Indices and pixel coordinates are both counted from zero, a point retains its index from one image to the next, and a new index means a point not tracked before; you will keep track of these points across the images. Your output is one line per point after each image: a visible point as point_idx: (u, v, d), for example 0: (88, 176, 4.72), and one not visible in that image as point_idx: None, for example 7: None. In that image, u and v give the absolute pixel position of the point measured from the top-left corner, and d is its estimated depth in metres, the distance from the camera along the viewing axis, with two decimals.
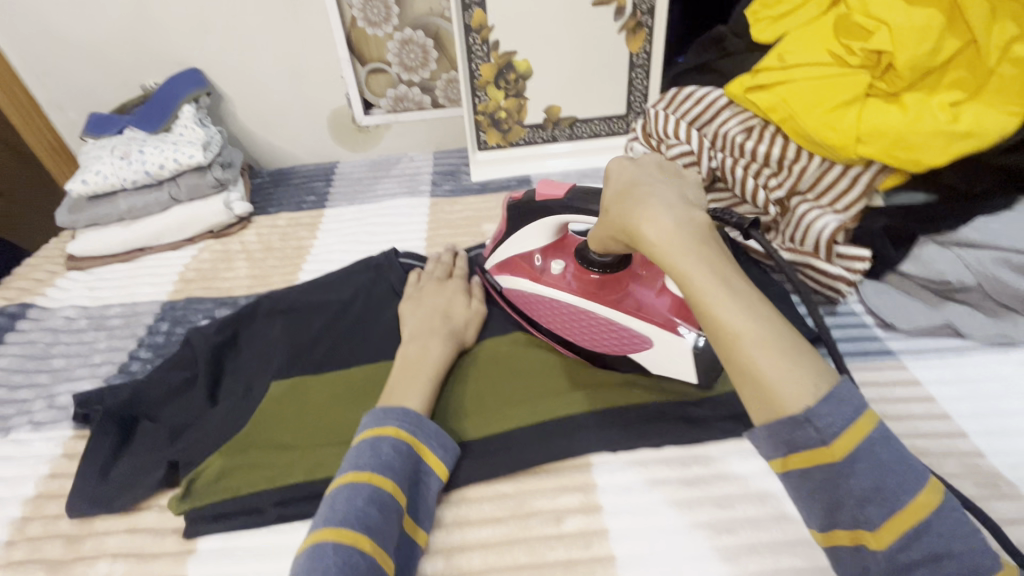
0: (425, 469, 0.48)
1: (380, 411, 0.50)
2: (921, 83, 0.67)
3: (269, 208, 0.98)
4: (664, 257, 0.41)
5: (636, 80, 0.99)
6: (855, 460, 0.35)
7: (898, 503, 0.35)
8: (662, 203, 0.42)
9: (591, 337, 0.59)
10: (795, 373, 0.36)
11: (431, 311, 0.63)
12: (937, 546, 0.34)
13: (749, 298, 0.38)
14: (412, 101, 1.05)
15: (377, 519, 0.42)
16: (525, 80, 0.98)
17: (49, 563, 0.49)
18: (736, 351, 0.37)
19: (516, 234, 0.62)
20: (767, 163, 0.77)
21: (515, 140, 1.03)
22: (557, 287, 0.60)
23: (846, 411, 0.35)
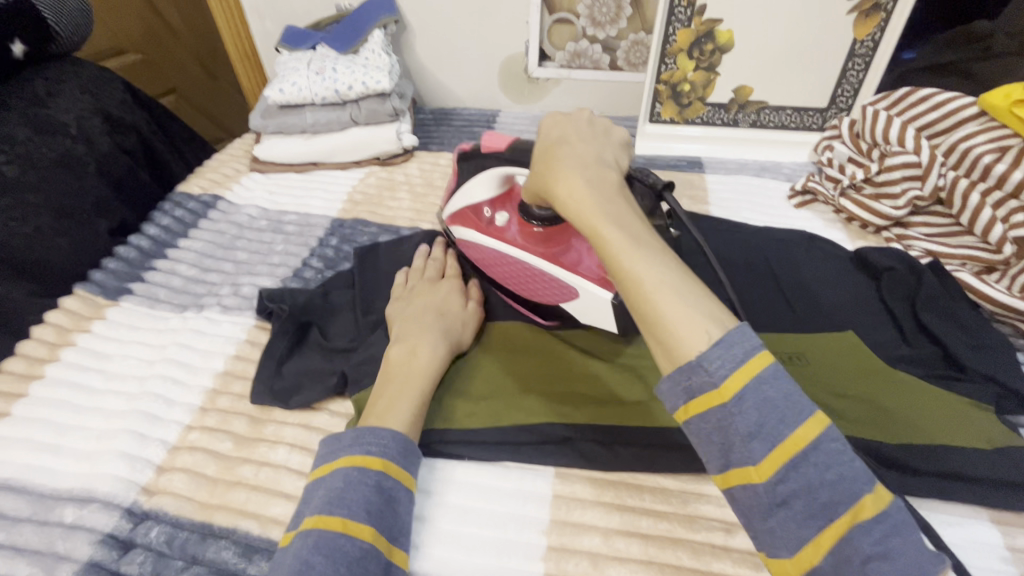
0: (391, 486, 0.45)
1: (343, 439, 0.47)
2: None
3: (431, 145, 0.99)
4: (573, 213, 0.41)
5: (850, 71, 0.87)
6: (742, 397, 0.32)
7: (780, 438, 0.31)
8: (574, 162, 0.44)
9: (530, 287, 0.61)
10: (693, 316, 0.35)
11: (424, 308, 0.59)
12: (812, 477, 0.31)
13: (649, 246, 0.38)
14: (589, 59, 1.00)
15: (326, 566, 0.38)
16: (722, 53, 0.89)
17: (237, 437, 0.54)
18: (638, 297, 0.36)
19: (462, 187, 0.65)
20: (1017, 194, 0.65)
21: (691, 117, 0.96)
22: (498, 237, 0.62)
23: (736, 351, 0.33)
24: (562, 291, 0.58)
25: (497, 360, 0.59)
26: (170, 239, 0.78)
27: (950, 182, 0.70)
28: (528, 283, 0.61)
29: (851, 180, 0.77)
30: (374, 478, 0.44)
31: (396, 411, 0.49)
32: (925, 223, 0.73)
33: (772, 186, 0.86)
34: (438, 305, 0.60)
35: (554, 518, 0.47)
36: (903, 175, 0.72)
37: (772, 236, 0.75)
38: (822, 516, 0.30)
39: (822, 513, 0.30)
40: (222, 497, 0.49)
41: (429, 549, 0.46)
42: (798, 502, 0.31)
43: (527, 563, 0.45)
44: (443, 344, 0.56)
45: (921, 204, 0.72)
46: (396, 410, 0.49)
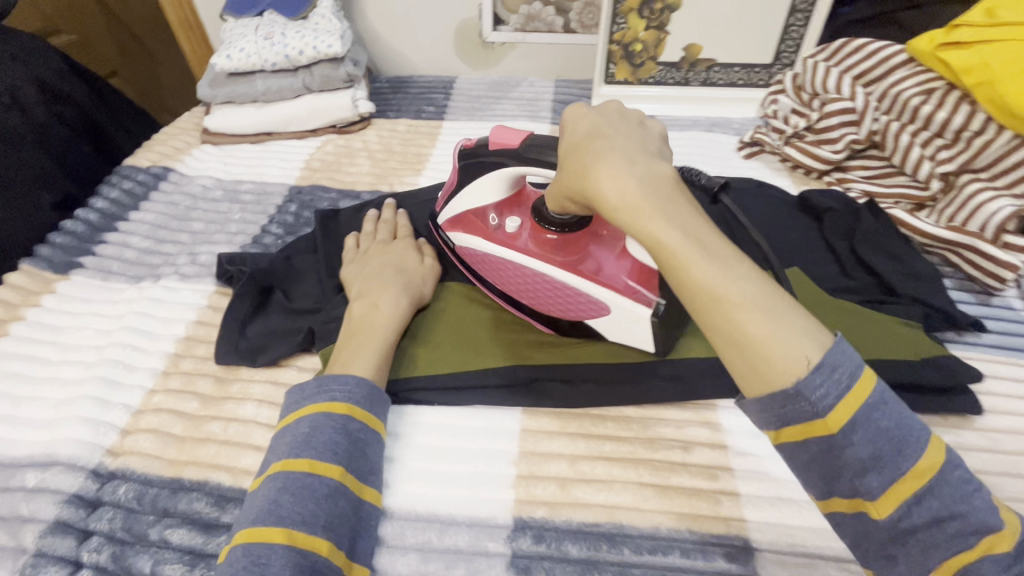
0: (357, 428, 0.45)
1: (305, 389, 0.47)
2: None
3: (388, 113, 0.98)
4: (627, 220, 0.38)
5: (793, 26, 0.91)
6: (853, 431, 0.33)
7: (901, 470, 0.33)
8: (621, 156, 0.39)
9: (549, 303, 0.55)
10: (787, 335, 0.34)
11: (382, 268, 0.59)
12: (938, 509, 0.33)
13: (722, 256, 0.37)
14: (543, 22, 1.00)
15: (293, 504, 0.40)
16: (671, 12, 0.92)
17: (202, 397, 0.53)
18: (718, 315, 0.36)
19: (464, 188, 0.58)
20: (942, 133, 0.70)
21: (644, 78, 0.99)
22: (509, 246, 0.55)
23: (840, 379, 0.34)
24: (587, 308, 0.53)
25: (463, 312, 0.60)
26: (120, 212, 0.75)
27: (882, 125, 0.74)
28: (548, 298, 0.55)
29: (794, 129, 0.81)
30: (338, 422, 0.45)
31: (363, 362, 0.50)
32: (862, 166, 0.77)
33: (722, 139, 0.89)
34: (393, 263, 0.60)
35: (522, 450, 0.49)
36: (840, 122, 0.76)
37: (724, 186, 0.78)
38: (952, 544, 0.33)
39: (947, 542, 0.33)
40: (191, 454, 0.49)
41: (401, 487, 0.47)
42: (923, 534, 0.33)
43: (497, 491, 0.47)
44: (405, 299, 0.56)
45: (858, 147, 0.76)
46: (362, 360, 0.50)
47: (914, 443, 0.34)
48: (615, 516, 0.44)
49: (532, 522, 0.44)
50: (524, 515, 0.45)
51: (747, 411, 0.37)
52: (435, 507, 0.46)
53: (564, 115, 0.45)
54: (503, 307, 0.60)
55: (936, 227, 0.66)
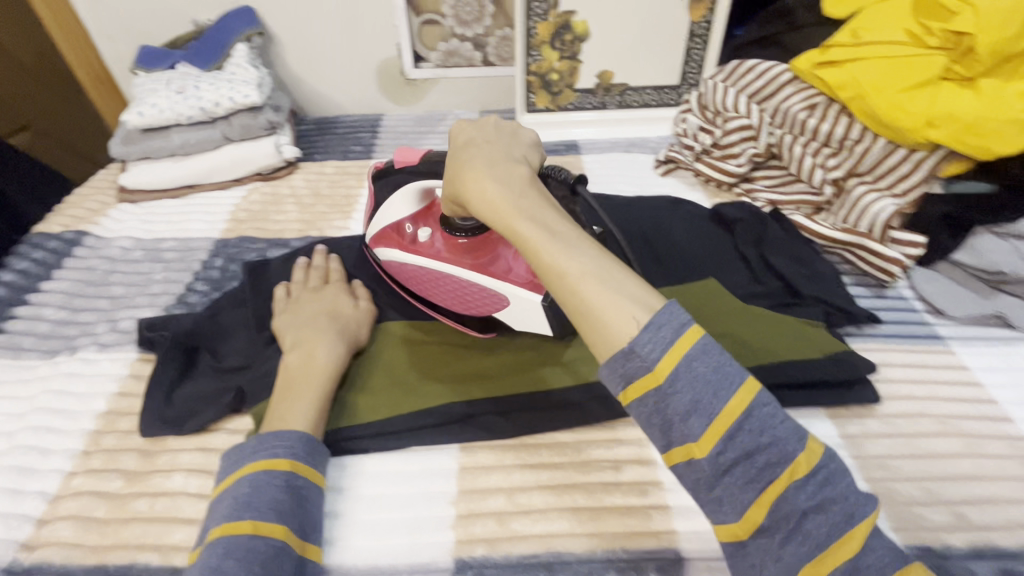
0: (301, 483, 0.45)
1: (246, 448, 0.47)
2: (1001, 69, 0.65)
3: (315, 155, 0.98)
4: (488, 213, 0.44)
5: (693, 50, 0.97)
6: (676, 378, 0.34)
7: (715, 409, 0.33)
8: (484, 162, 0.46)
9: (463, 301, 0.60)
10: (619, 303, 0.36)
11: (314, 315, 0.59)
12: (748, 443, 0.33)
13: (568, 238, 0.40)
14: (462, 57, 1.04)
15: (235, 569, 0.38)
16: (582, 42, 0.97)
17: (126, 474, 0.51)
18: (568, 289, 0.38)
19: (383, 206, 0.65)
20: (828, 143, 0.77)
21: (564, 104, 1.03)
22: (421, 252, 0.61)
23: (665, 335, 0.35)
24: (495, 301, 0.58)
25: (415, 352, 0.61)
26: (30, 284, 0.72)
27: (777, 139, 0.80)
28: (462, 297, 0.60)
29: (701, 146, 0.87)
30: (280, 479, 0.44)
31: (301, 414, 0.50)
32: (765, 176, 0.83)
33: (640, 159, 0.94)
34: (327, 309, 0.60)
35: (459, 488, 0.50)
36: (740, 138, 0.83)
37: (644, 203, 0.83)
38: (762, 478, 0.33)
39: (761, 475, 0.33)
40: (115, 536, 0.47)
41: (341, 541, 0.47)
42: (737, 469, 0.33)
43: (437, 534, 0.47)
44: (342, 345, 0.57)
45: (759, 159, 0.82)
46: (300, 412, 0.50)
47: (726, 383, 0.34)
48: (552, 546, 0.46)
49: (471, 561, 0.45)
50: (463, 555, 0.46)
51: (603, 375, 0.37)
52: (376, 558, 0.46)
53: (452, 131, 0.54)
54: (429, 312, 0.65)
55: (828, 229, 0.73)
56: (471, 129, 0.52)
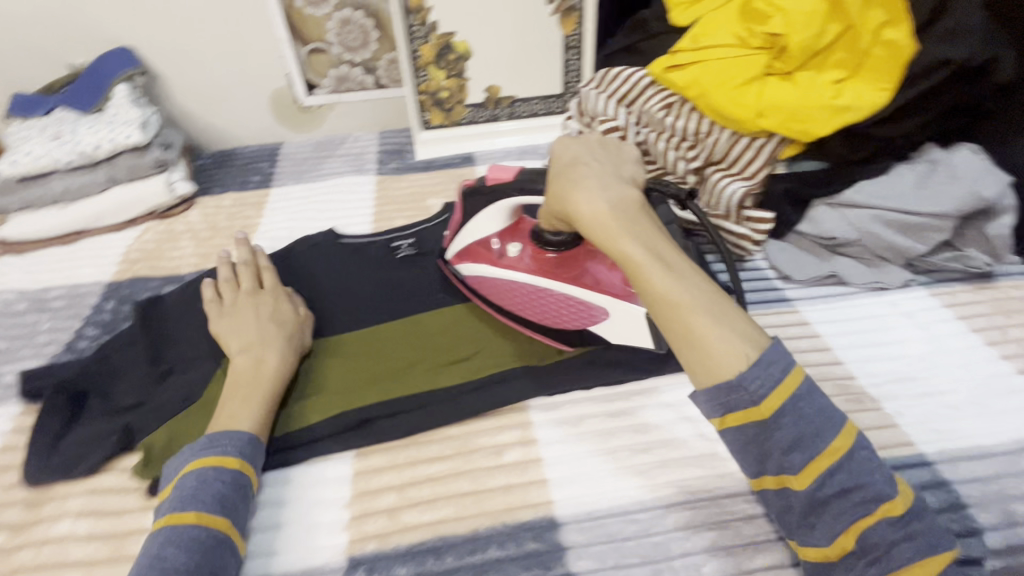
0: (245, 482, 0.49)
1: (203, 443, 0.50)
2: (811, 63, 0.75)
3: (212, 189, 0.98)
4: (601, 236, 0.50)
5: (570, 61, 1.05)
6: (782, 415, 0.42)
7: (817, 448, 0.41)
8: (597, 184, 0.51)
9: (546, 315, 0.63)
10: (729, 337, 0.44)
11: (254, 321, 0.60)
12: (846, 481, 0.41)
13: (681, 269, 0.48)
14: (354, 81, 1.07)
15: (177, 556, 0.42)
16: (465, 60, 1.02)
17: (10, 527, 0.51)
18: (676, 316, 0.46)
19: (467, 223, 0.65)
20: (686, 138, 0.84)
21: (458, 119, 1.08)
22: (512, 270, 0.63)
23: (774, 372, 0.43)
24: (586, 313, 0.61)
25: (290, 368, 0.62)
26: None
27: (644, 137, 0.88)
28: (555, 311, 0.62)
29: None
30: (227, 476, 0.48)
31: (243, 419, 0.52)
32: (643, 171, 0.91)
33: (531, 165, 1.00)
34: (268, 313, 0.61)
35: (354, 491, 0.53)
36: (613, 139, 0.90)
37: None
38: (856, 511, 0.40)
39: (852, 509, 0.40)
40: None
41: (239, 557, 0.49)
42: (835, 501, 0.41)
43: (330, 537, 0.49)
44: (285, 350, 0.59)
45: None
46: (240, 417, 0.52)
47: (829, 425, 0.42)
48: (438, 531, 0.49)
49: (363, 557, 0.48)
50: (355, 553, 0.48)
51: (698, 404, 0.46)
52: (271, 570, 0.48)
53: (552, 150, 0.57)
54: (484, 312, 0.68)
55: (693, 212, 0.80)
56: (575, 146, 0.56)
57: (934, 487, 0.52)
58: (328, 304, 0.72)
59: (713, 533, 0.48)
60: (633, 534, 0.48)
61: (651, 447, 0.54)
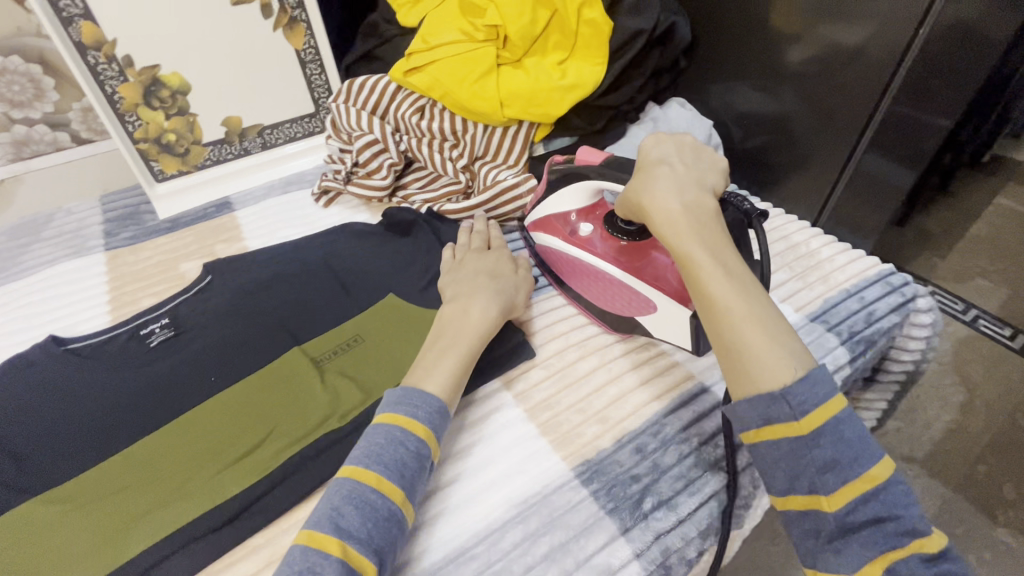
0: (427, 453, 0.48)
1: (399, 395, 0.50)
2: (534, 47, 0.79)
3: None
4: (665, 233, 0.50)
5: (312, 76, 0.97)
6: (821, 435, 0.40)
7: (853, 472, 0.40)
8: (677, 185, 0.52)
9: (608, 299, 0.65)
10: (780, 356, 0.43)
11: (477, 272, 0.64)
12: (881, 509, 0.39)
13: (742, 280, 0.46)
14: (43, 142, 0.88)
15: (353, 518, 0.43)
16: (184, 95, 0.88)
17: None
18: (727, 325, 0.45)
19: (555, 196, 0.71)
20: (445, 137, 0.84)
21: (199, 162, 0.93)
22: (582, 246, 0.67)
23: (819, 391, 0.41)
24: (638, 304, 0.62)
25: (27, 533, 0.50)
26: None
27: (406, 145, 0.86)
28: (609, 295, 0.65)
29: (346, 168, 0.87)
30: (413, 444, 0.47)
31: (437, 374, 0.52)
32: (416, 178, 0.88)
33: (300, 197, 0.90)
34: (490, 269, 0.65)
35: None
36: (373, 153, 0.85)
37: (305, 244, 0.79)
38: (887, 543, 0.38)
39: (886, 539, 0.38)
40: None
41: None
42: (866, 528, 0.39)
43: None
44: (495, 305, 0.59)
45: (400, 167, 0.86)
46: (437, 376, 0.52)
47: (871, 452, 0.41)
48: None
49: None
50: None
51: (738, 414, 0.44)
52: None
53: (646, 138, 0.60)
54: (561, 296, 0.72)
55: (467, 204, 0.81)
56: (668, 145, 0.57)
57: None
58: (59, 439, 0.56)
59: (548, 536, 0.48)
60: (474, 572, 0.46)
61: (475, 471, 0.53)
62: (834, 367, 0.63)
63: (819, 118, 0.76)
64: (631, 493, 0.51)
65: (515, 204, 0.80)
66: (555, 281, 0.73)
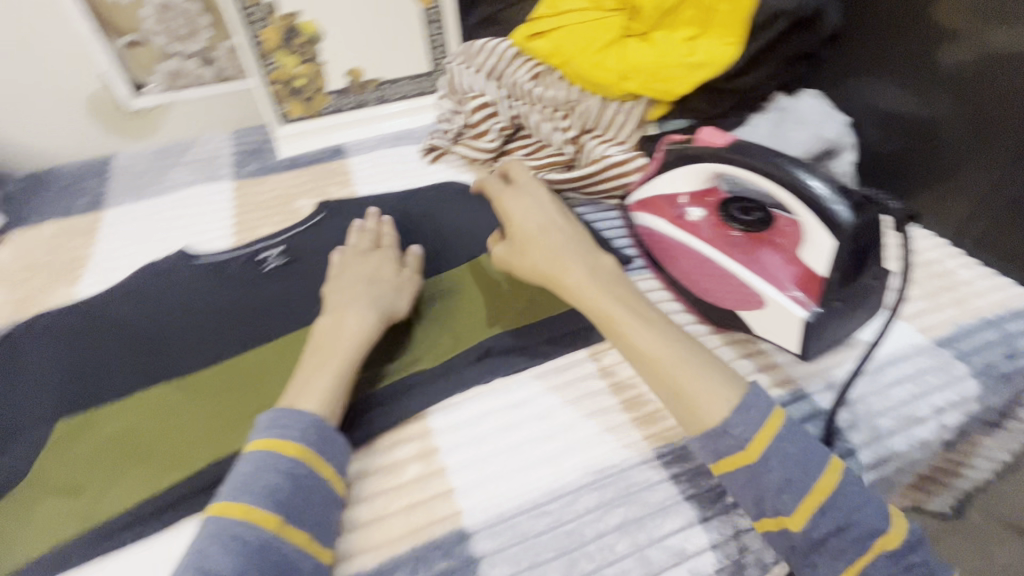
0: (308, 478, 0.43)
1: (274, 416, 0.46)
2: (665, 22, 0.76)
3: (29, 219, 0.83)
4: (581, 299, 0.52)
5: (434, 36, 0.99)
6: (768, 459, 0.42)
7: (807, 488, 0.41)
8: (570, 251, 0.55)
9: (709, 288, 0.63)
10: (709, 389, 0.44)
11: (345, 281, 0.59)
12: (840, 519, 0.40)
13: (663, 331, 0.48)
14: (192, 76, 0.94)
15: (221, 556, 0.38)
16: (317, 43, 0.93)
17: None
18: (660, 372, 0.46)
19: (662, 175, 0.67)
20: (557, 107, 0.83)
21: (321, 109, 0.98)
22: (689, 230, 0.65)
23: (752, 417, 0.43)
24: (744, 297, 0.59)
25: (162, 409, 0.56)
26: None
27: (517, 111, 0.86)
28: (710, 285, 0.63)
29: (455, 129, 0.90)
30: (287, 468, 0.43)
31: (311, 393, 0.48)
32: (521, 146, 0.88)
33: (408, 151, 0.94)
34: (369, 275, 0.60)
35: None
36: (484, 116, 0.87)
37: (410, 195, 0.82)
38: (851, 548, 0.40)
39: (850, 545, 0.40)
40: None
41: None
42: (833, 539, 0.40)
43: None
44: (373, 312, 0.56)
45: (508, 132, 0.87)
46: (313, 391, 0.48)
47: (820, 462, 0.42)
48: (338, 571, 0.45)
49: None
50: None
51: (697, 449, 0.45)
52: None
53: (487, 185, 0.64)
54: (655, 278, 0.71)
55: (570, 175, 0.80)
56: (535, 193, 0.61)
57: (813, 417, 0.55)
58: (187, 336, 0.63)
59: (623, 508, 0.48)
60: (546, 527, 0.46)
61: (555, 433, 0.53)
62: (958, 398, 0.57)
63: (972, 126, 0.67)
64: (714, 484, 0.49)
65: (618, 183, 0.78)
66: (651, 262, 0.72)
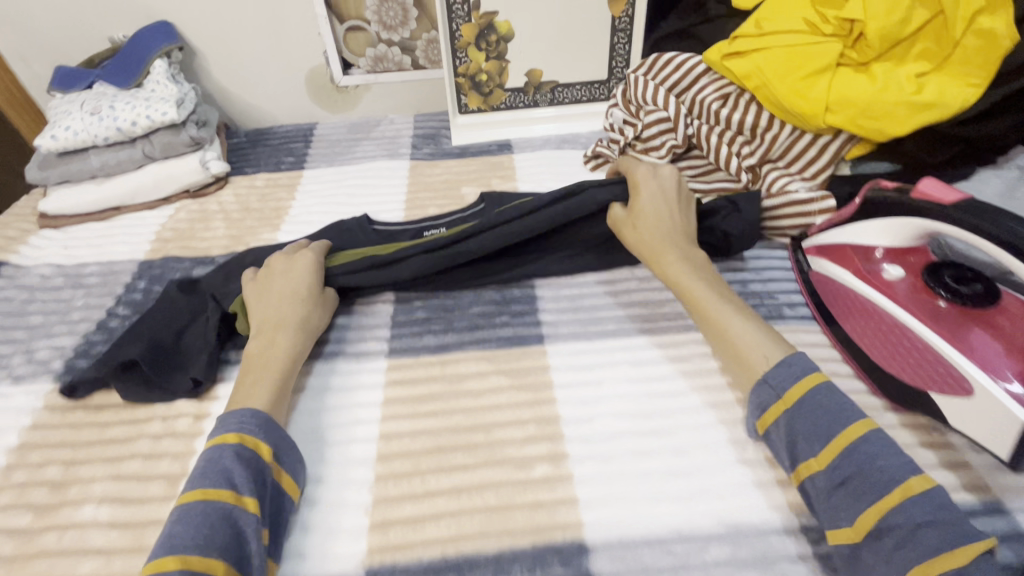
0: (251, 455, 0.47)
1: (226, 418, 0.49)
2: (890, 53, 0.69)
3: (246, 168, 0.97)
4: (674, 280, 0.61)
5: (618, 45, 0.99)
6: (801, 407, 0.47)
7: (830, 434, 0.44)
8: (680, 247, 0.63)
9: (893, 357, 0.56)
10: (757, 347, 0.52)
11: (278, 293, 0.61)
12: (863, 463, 0.43)
13: (736, 310, 0.56)
14: (392, 62, 1.04)
15: (185, 532, 0.42)
16: (507, 42, 0.98)
17: (36, 508, 0.51)
18: (730, 343, 0.54)
19: (856, 223, 0.61)
20: (742, 131, 0.79)
21: (495, 104, 1.03)
22: (880, 287, 0.58)
23: (794, 371, 0.48)
24: (942, 378, 0.52)
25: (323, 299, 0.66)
26: None
27: (695, 130, 0.83)
28: (895, 353, 0.56)
29: (625, 140, 0.88)
30: (230, 451, 0.46)
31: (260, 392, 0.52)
32: (689, 166, 0.85)
33: (572, 156, 0.95)
34: (277, 293, 0.61)
35: (376, 496, 0.51)
36: (659, 129, 0.84)
37: None
38: (875, 492, 0.41)
39: (873, 491, 0.41)
40: (22, 571, 0.47)
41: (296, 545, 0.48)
42: (854, 483, 0.42)
43: (351, 544, 0.48)
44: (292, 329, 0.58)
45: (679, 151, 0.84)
46: (258, 392, 0.52)
47: (847, 416, 0.45)
48: (460, 545, 0.47)
49: (380, 570, 0.46)
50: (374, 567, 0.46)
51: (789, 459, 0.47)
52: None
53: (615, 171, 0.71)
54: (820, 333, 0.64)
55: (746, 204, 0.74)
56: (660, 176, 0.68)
57: (1010, 538, 0.46)
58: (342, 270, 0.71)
59: (756, 571, 0.44)
60: (667, 565, 0.45)
61: (690, 471, 0.51)
62: None
63: None
64: None
65: (799, 223, 0.72)
66: (819, 314, 0.65)
